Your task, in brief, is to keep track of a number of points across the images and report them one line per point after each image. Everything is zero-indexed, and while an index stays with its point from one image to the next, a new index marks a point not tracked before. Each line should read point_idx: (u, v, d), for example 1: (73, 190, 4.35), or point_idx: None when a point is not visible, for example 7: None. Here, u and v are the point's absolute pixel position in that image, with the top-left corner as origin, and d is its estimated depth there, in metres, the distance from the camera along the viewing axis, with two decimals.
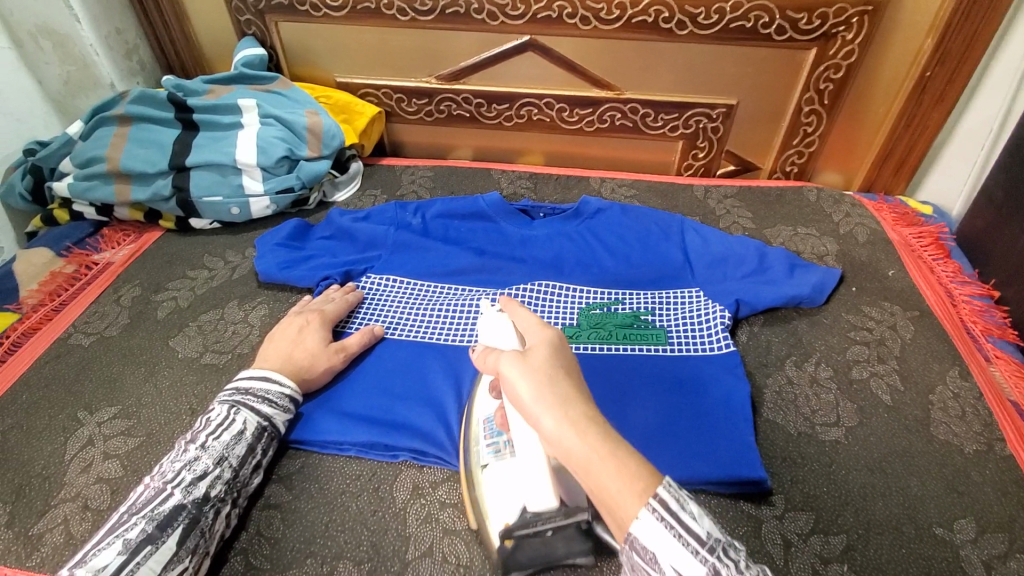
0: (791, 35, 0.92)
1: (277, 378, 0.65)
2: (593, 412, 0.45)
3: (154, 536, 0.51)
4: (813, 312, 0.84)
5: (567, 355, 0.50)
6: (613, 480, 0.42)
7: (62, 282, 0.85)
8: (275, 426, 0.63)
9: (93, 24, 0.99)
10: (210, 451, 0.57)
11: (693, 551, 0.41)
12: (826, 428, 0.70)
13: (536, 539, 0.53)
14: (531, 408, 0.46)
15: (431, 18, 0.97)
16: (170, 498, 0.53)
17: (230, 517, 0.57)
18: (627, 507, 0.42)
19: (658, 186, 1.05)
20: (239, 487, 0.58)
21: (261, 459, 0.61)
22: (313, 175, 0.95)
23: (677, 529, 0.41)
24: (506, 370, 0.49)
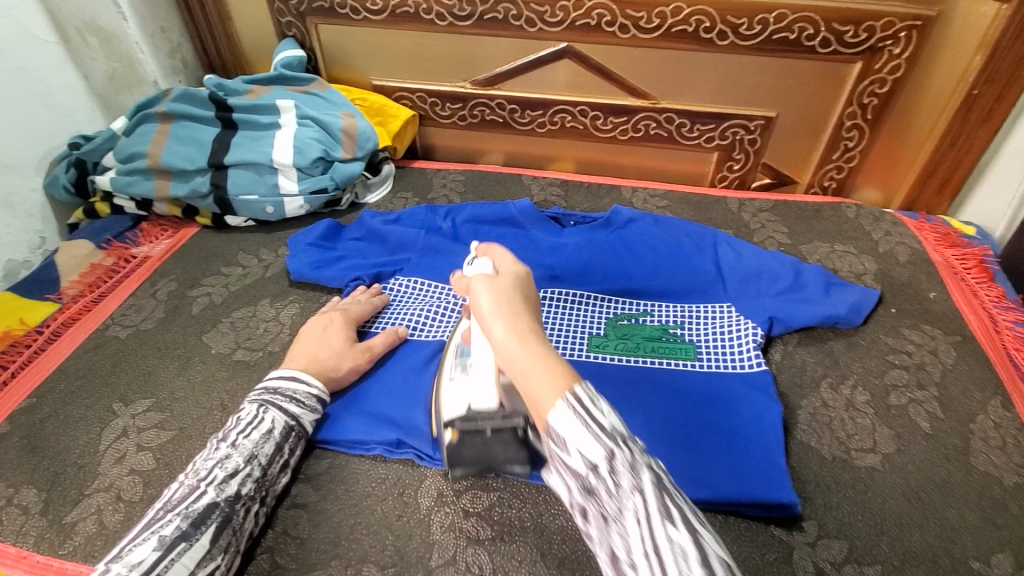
0: (835, 48, 0.90)
1: (304, 377, 0.65)
2: (539, 331, 0.48)
3: (188, 534, 0.51)
4: (849, 332, 0.81)
5: (531, 288, 0.55)
6: (535, 377, 0.43)
7: (101, 274, 0.87)
8: (304, 425, 0.63)
9: (140, 22, 1.02)
10: (240, 450, 0.58)
11: (593, 434, 0.40)
12: (862, 453, 0.68)
13: (477, 438, 0.57)
14: (487, 318, 0.49)
15: (469, 23, 0.97)
16: (203, 496, 0.54)
17: (260, 515, 0.58)
18: (546, 395, 0.42)
19: (691, 198, 1.04)
20: (268, 486, 0.59)
21: (289, 458, 0.61)
22: (347, 176, 0.95)
23: (582, 412, 0.40)
24: (475, 291, 0.52)
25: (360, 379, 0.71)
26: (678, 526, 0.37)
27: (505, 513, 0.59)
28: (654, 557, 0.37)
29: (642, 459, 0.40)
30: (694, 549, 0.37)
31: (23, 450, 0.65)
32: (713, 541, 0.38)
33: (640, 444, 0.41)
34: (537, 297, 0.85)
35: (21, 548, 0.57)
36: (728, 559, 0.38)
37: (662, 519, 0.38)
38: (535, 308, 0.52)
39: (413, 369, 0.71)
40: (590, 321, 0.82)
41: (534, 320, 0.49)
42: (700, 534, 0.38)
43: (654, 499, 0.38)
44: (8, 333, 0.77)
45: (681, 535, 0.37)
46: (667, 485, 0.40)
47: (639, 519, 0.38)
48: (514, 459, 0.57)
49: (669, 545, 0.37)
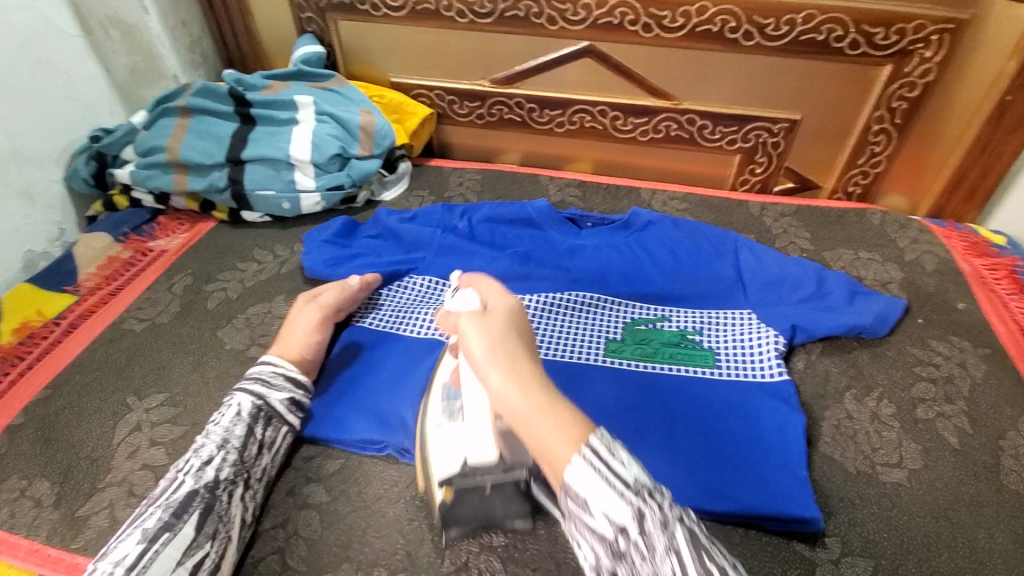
0: (864, 50, 0.88)
1: (269, 361, 0.66)
2: (540, 374, 0.46)
3: (170, 523, 0.51)
4: (875, 343, 0.79)
5: (524, 323, 0.52)
6: (547, 429, 0.42)
7: (118, 267, 0.87)
8: (274, 404, 0.63)
9: (161, 16, 1.02)
10: (214, 437, 0.58)
11: (622, 493, 0.40)
12: (888, 468, 0.66)
13: (474, 495, 0.55)
14: (481, 364, 0.47)
15: (490, 21, 0.96)
16: (184, 485, 0.54)
17: (246, 501, 0.58)
18: (560, 452, 0.41)
19: (711, 201, 1.02)
20: (247, 469, 0.58)
21: (266, 439, 0.61)
22: (363, 173, 0.95)
23: (603, 468, 0.40)
24: (464, 331, 0.50)
25: (365, 376, 0.71)
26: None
27: None
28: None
29: (671, 513, 0.41)
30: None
31: (38, 442, 0.66)
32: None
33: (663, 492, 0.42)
34: (553, 300, 0.83)
35: (33, 541, 0.57)
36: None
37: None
38: (529, 341, 0.50)
39: (427, 371, 0.70)
40: (606, 325, 0.80)
41: (532, 360, 0.47)
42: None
43: (690, 558, 0.39)
44: (25, 324, 0.78)
45: None
46: (699, 538, 0.41)
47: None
48: (517, 512, 0.56)
49: None
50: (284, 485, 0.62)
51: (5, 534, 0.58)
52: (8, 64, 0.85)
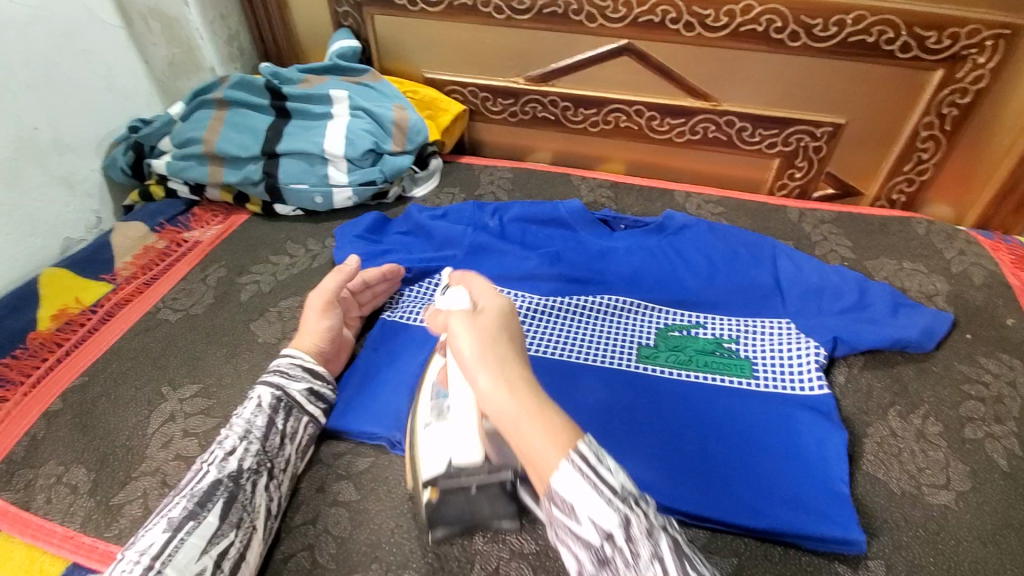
0: (915, 53, 0.84)
1: (288, 354, 0.66)
2: (531, 378, 0.43)
3: (195, 512, 0.51)
4: (919, 358, 0.76)
5: (518, 325, 0.48)
6: (534, 432, 0.40)
7: (153, 257, 0.88)
8: (293, 393, 0.62)
9: (201, 9, 1.03)
10: (236, 428, 0.57)
11: (609, 501, 0.39)
12: (934, 490, 0.63)
13: (460, 495, 0.55)
14: (469, 365, 0.44)
15: (528, 17, 0.95)
16: (207, 475, 0.54)
17: (271, 490, 0.57)
18: (546, 454, 0.39)
19: (748, 205, 0.99)
20: (271, 458, 0.58)
21: (288, 429, 0.60)
22: (396, 169, 0.94)
23: (590, 473, 0.39)
24: (454, 331, 0.46)
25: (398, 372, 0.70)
26: None
27: None
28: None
29: (656, 520, 0.40)
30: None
31: (74, 429, 0.66)
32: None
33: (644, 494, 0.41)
34: (585, 303, 0.82)
35: (68, 528, 0.58)
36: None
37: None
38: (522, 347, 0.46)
39: None
40: (639, 330, 0.78)
41: (524, 364, 0.44)
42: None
43: (674, 567, 0.39)
44: (64, 312, 0.79)
45: None
46: (681, 551, 0.40)
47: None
48: (503, 513, 0.56)
49: None
50: (314, 482, 0.62)
51: (41, 520, 0.58)
52: (53, 54, 0.86)
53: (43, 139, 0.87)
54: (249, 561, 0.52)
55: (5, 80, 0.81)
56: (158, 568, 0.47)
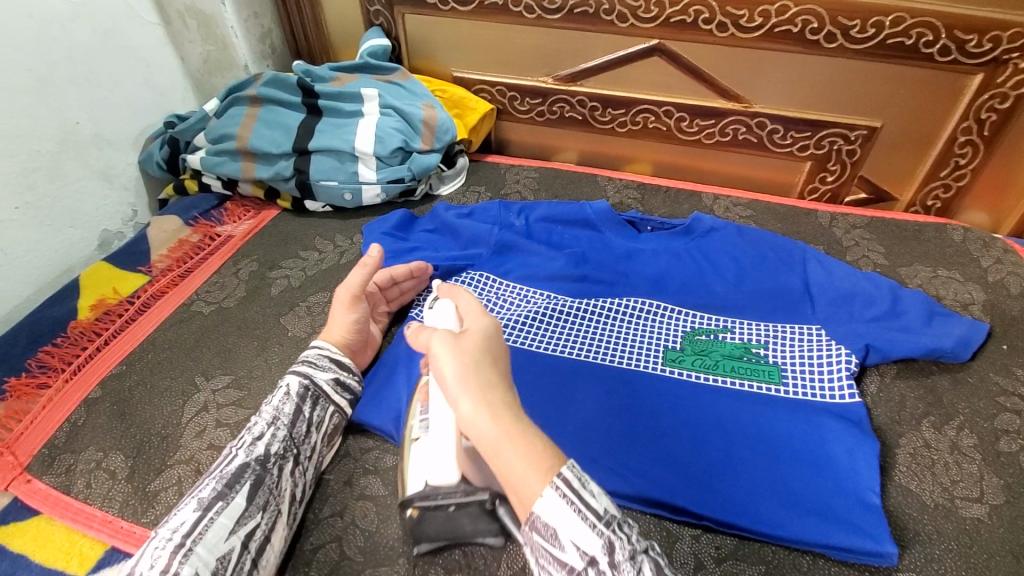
0: (955, 57, 0.82)
1: (316, 345, 0.67)
2: (512, 400, 0.45)
3: (224, 493, 0.52)
4: (954, 368, 0.74)
5: (499, 346, 0.50)
6: (518, 459, 0.42)
7: (188, 250, 0.90)
8: (320, 383, 0.64)
9: (236, 8, 1.04)
10: (264, 415, 0.59)
11: (593, 525, 0.42)
12: (968, 502, 0.62)
13: (440, 514, 0.53)
14: (452, 389, 0.46)
15: (558, 17, 0.95)
16: (236, 458, 0.55)
17: (296, 476, 0.58)
18: (528, 479, 0.42)
19: (777, 209, 0.98)
20: (297, 445, 0.59)
21: (314, 417, 0.61)
22: (424, 167, 0.95)
23: (574, 498, 0.42)
24: (438, 355, 0.48)
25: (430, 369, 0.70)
26: None
27: None
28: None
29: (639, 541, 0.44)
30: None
31: (113, 416, 0.68)
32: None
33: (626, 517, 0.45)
34: (610, 304, 0.81)
35: (107, 513, 0.60)
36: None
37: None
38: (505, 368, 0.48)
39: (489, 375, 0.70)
40: (665, 333, 0.78)
41: (505, 389, 0.46)
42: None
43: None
44: (102, 302, 0.82)
45: None
46: (662, 571, 0.43)
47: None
48: (486, 530, 0.54)
49: None
50: (342, 475, 0.63)
51: (81, 504, 0.60)
52: (94, 50, 0.89)
53: (83, 133, 0.90)
54: (274, 543, 0.54)
55: (49, 76, 0.84)
56: (188, 546, 0.48)
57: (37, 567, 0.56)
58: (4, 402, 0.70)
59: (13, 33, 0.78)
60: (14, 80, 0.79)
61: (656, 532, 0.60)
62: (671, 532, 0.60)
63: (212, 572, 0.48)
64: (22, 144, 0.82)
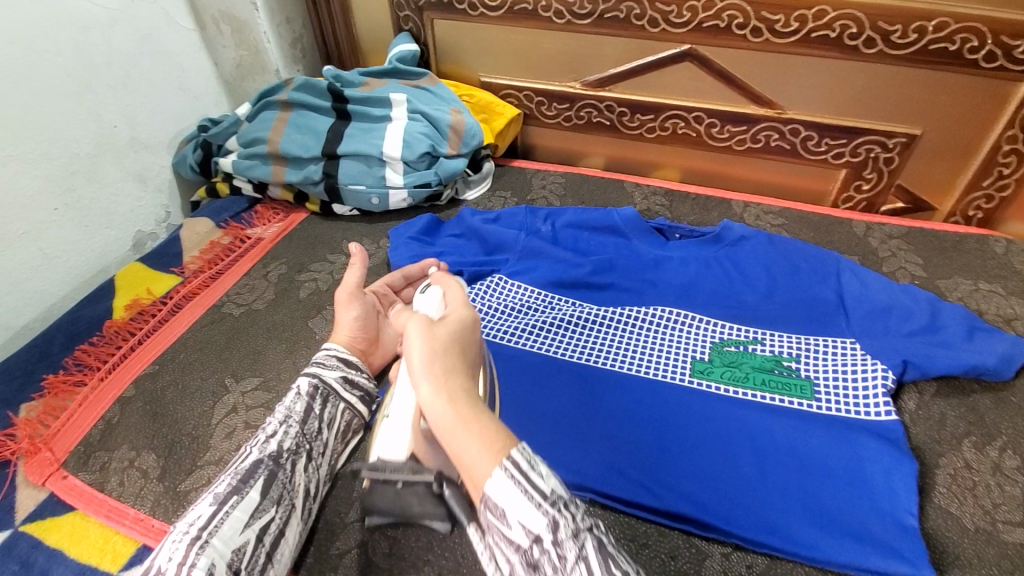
0: (1001, 63, 0.79)
1: (326, 347, 0.68)
2: (471, 391, 0.43)
3: (238, 487, 0.52)
4: (997, 387, 0.71)
5: (472, 336, 0.48)
6: (469, 441, 0.40)
7: (219, 252, 0.92)
8: (329, 381, 0.64)
9: (270, 13, 1.04)
10: (277, 414, 0.60)
11: (538, 505, 0.39)
12: (1012, 527, 0.59)
13: (386, 488, 0.50)
14: (415, 372, 0.43)
15: (588, 22, 0.94)
16: (251, 455, 0.55)
17: (309, 472, 0.58)
18: (477, 459, 0.39)
19: (810, 217, 0.96)
20: (310, 440, 0.59)
21: (324, 415, 0.62)
22: (451, 172, 0.95)
23: (523, 480, 0.39)
24: (409, 337, 0.45)
25: None
26: None
27: None
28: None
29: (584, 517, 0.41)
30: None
31: (145, 416, 0.70)
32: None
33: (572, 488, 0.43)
34: (637, 313, 0.80)
35: (139, 511, 0.61)
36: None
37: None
38: (470, 364, 0.46)
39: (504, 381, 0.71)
40: (693, 344, 0.76)
41: (465, 376, 0.44)
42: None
43: (598, 566, 0.39)
44: (136, 302, 0.84)
45: None
46: (604, 547, 0.41)
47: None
48: (432, 513, 0.49)
49: None
50: (366, 481, 0.63)
51: (115, 501, 0.62)
52: (132, 56, 0.91)
53: (120, 137, 0.92)
54: (289, 538, 0.54)
55: (90, 80, 0.86)
56: (205, 538, 0.48)
57: (72, 562, 0.58)
58: (43, 399, 0.72)
59: (57, 40, 0.81)
60: (57, 85, 0.82)
61: (685, 549, 0.58)
62: (700, 549, 0.58)
63: (228, 565, 0.48)
64: (62, 147, 0.84)
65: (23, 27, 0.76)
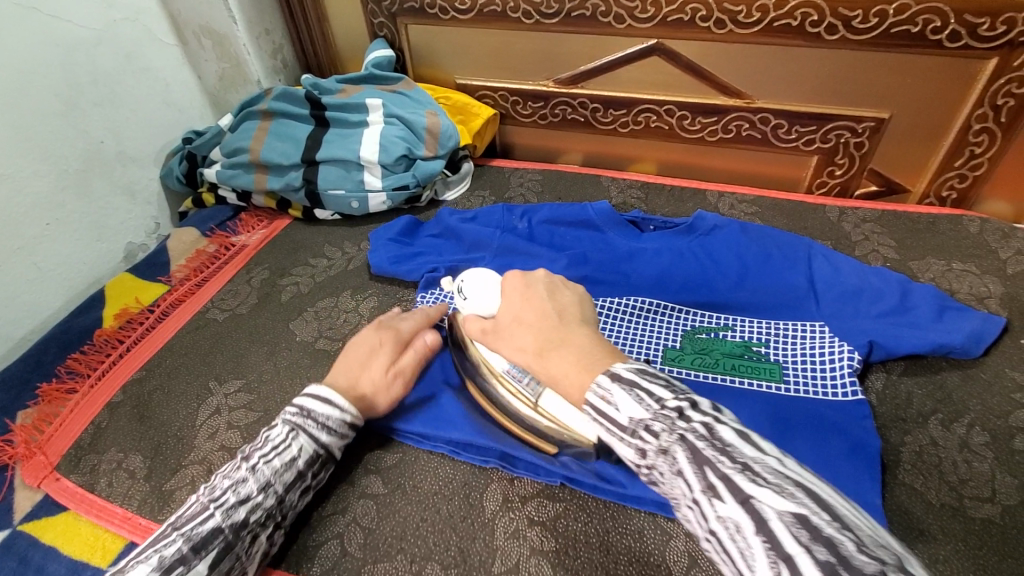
0: (966, 42, 0.79)
1: (341, 401, 0.61)
2: (552, 336, 0.54)
3: (187, 558, 0.49)
4: (966, 364, 0.72)
5: (529, 297, 0.60)
6: (565, 366, 0.50)
7: (204, 260, 0.95)
8: (330, 448, 0.60)
9: (247, 25, 1.09)
10: (258, 476, 0.54)
11: (622, 438, 0.44)
12: (977, 503, 0.60)
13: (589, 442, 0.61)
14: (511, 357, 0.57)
15: (556, 21, 0.96)
16: (210, 519, 0.51)
17: (271, 539, 0.56)
18: (580, 384, 0.48)
19: (784, 204, 0.97)
20: (281, 510, 0.56)
21: (309, 482, 0.59)
22: (428, 174, 0.97)
23: (603, 417, 0.45)
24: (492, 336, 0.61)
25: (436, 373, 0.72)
26: (725, 500, 0.37)
27: (569, 526, 0.58)
28: (715, 535, 0.38)
29: (680, 421, 0.41)
30: (747, 521, 0.36)
31: (133, 419, 0.72)
32: (779, 501, 0.36)
33: (679, 387, 0.44)
34: (610, 303, 0.82)
35: (127, 510, 0.63)
36: (808, 496, 0.36)
37: (706, 494, 0.38)
38: (565, 312, 0.57)
39: None
40: (665, 332, 0.78)
41: (553, 325, 0.55)
42: (753, 500, 0.36)
43: (694, 475, 0.39)
44: (125, 310, 0.87)
45: (728, 510, 0.37)
46: (705, 452, 0.39)
47: (688, 503, 0.40)
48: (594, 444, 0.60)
49: (722, 522, 0.37)
50: (344, 475, 0.65)
51: (104, 501, 0.64)
52: (117, 73, 0.94)
53: (107, 152, 0.95)
54: None
55: (76, 99, 0.89)
56: None
57: (65, 559, 0.60)
58: (38, 406, 0.75)
59: (42, 61, 0.83)
60: (45, 105, 0.85)
61: (650, 530, 0.58)
62: (665, 529, 0.57)
63: None
64: (52, 163, 0.87)
65: (8, 50, 0.79)
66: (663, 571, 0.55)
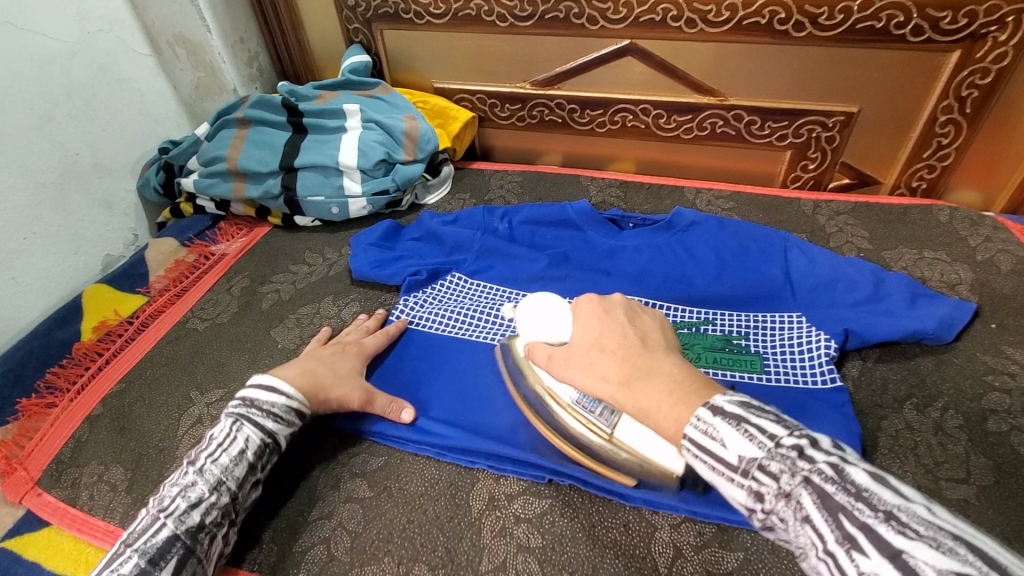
0: (928, 36, 0.82)
1: (280, 390, 0.63)
2: (637, 366, 0.52)
3: (149, 569, 0.49)
4: (939, 349, 0.74)
5: (606, 322, 0.58)
6: (657, 400, 0.49)
7: (184, 270, 0.94)
8: (277, 438, 0.61)
9: (221, 34, 1.08)
10: (207, 476, 0.56)
11: (730, 478, 0.44)
12: (952, 484, 0.61)
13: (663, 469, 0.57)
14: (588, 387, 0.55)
15: (530, 23, 0.97)
16: (163, 529, 0.52)
17: (229, 540, 0.56)
18: (676, 416, 0.47)
19: (760, 199, 0.98)
20: (235, 508, 0.57)
21: (260, 475, 0.60)
22: (407, 178, 0.98)
23: (706, 457, 0.45)
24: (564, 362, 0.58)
25: (424, 377, 0.73)
26: (868, 553, 0.36)
27: (555, 522, 0.59)
28: None
29: (801, 462, 0.41)
30: None
31: (114, 431, 0.72)
32: (935, 557, 0.34)
33: (792, 423, 0.43)
34: None
35: (109, 523, 0.62)
36: (969, 550, 0.34)
37: (844, 546, 0.37)
38: (648, 339, 0.55)
39: (464, 381, 0.71)
40: None
41: (636, 355, 0.53)
42: (905, 555, 0.35)
43: (828, 526, 0.38)
44: (103, 323, 0.86)
45: (872, 564, 0.36)
46: (838, 498, 0.39)
47: (820, 554, 0.39)
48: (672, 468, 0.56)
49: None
50: (329, 479, 0.65)
51: (85, 515, 0.63)
52: (91, 85, 0.93)
53: (83, 164, 0.94)
54: None
55: (50, 112, 0.88)
56: None
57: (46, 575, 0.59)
58: (17, 421, 0.74)
59: (14, 73, 0.82)
60: (18, 118, 0.84)
61: (636, 523, 0.58)
62: (650, 522, 0.58)
63: None
64: (27, 177, 0.86)
65: None
66: (647, 563, 0.55)
